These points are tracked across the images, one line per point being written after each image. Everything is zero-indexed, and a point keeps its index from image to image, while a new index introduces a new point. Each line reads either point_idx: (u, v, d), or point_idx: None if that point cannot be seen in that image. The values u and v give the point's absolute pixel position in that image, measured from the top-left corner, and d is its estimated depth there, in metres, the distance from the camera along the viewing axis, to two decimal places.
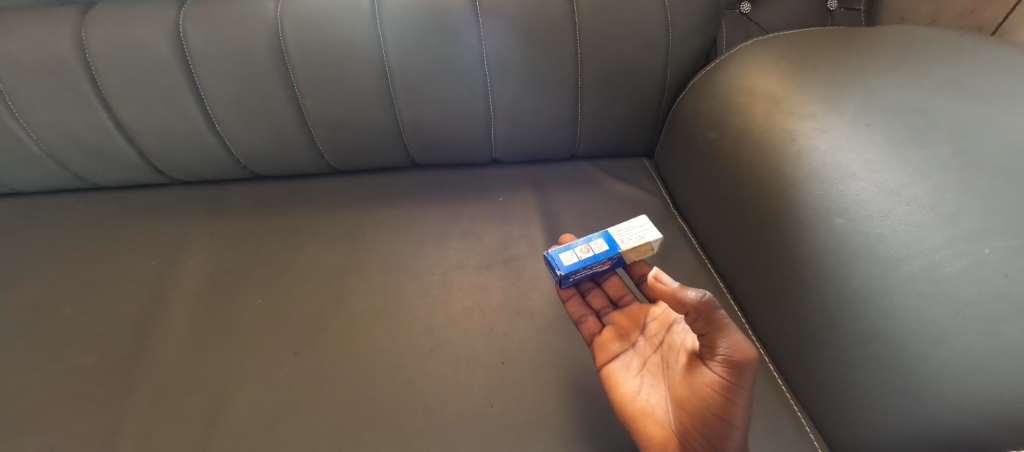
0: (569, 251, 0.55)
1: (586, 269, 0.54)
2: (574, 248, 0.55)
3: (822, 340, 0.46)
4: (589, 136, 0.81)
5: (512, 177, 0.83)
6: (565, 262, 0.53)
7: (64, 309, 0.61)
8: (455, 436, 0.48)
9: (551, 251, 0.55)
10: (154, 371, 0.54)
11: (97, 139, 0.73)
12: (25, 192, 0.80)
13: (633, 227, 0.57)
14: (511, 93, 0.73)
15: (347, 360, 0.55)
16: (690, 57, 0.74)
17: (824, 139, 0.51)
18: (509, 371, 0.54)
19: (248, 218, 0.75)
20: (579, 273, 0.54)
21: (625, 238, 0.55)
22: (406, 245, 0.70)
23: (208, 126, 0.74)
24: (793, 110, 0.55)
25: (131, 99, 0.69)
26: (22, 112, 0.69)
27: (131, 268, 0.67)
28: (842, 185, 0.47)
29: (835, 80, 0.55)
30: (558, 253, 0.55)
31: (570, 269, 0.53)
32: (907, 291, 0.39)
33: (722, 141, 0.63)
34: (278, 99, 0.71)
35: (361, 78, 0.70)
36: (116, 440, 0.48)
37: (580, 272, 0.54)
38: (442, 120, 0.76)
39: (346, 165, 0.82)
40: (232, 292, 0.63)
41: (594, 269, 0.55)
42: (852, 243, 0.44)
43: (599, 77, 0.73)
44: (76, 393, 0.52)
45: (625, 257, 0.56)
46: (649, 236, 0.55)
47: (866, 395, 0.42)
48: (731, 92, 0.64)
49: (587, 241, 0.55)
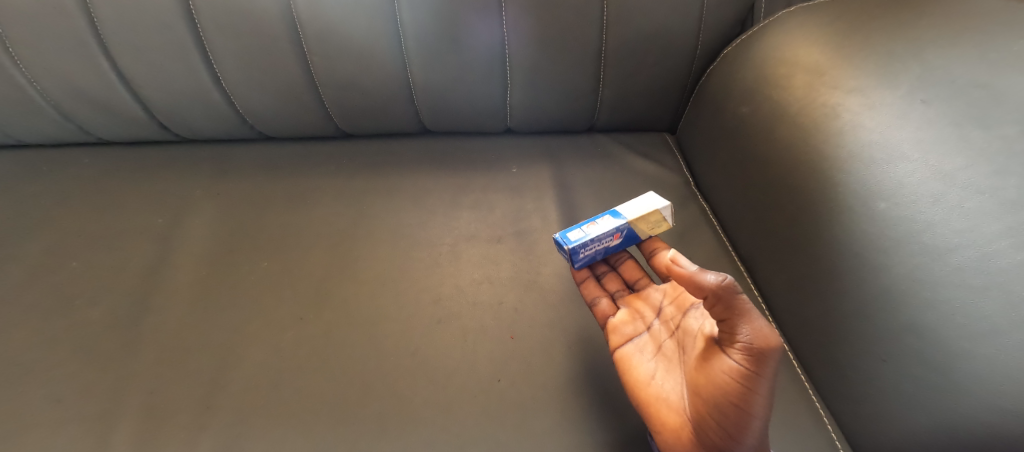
0: (576, 230, 0.52)
1: (596, 243, 0.51)
2: (582, 227, 0.53)
3: (851, 331, 0.43)
4: (610, 106, 0.77)
5: (527, 148, 0.80)
6: (573, 238, 0.51)
7: (70, 264, 0.60)
8: (460, 409, 0.47)
9: (558, 234, 0.53)
10: (160, 328, 0.54)
11: (102, 92, 0.71)
12: (31, 144, 0.79)
13: (638, 201, 0.55)
14: (529, 57, 0.69)
15: (353, 327, 0.54)
16: (724, 24, 0.68)
17: (872, 116, 0.46)
18: (517, 347, 0.52)
19: (254, 179, 0.73)
20: (590, 247, 0.52)
21: (632, 211, 0.53)
22: (414, 213, 0.68)
23: (213, 82, 0.71)
24: (837, 84, 0.51)
25: (136, 51, 0.67)
26: (23, 60, 0.67)
27: (138, 225, 0.66)
28: (888, 166, 0.43)
29: (889, 52, 0.50)
30: (565, 233, 0.52)
31: (578, 243, 0.50)
32: (956, 283, 0.36)
33: (755, 117, 0.59)
34: (285, 56, 0.68)
35: (372, 36, 0.66)
36: (122, 394, 0.48)
37: (590, 247, 0.51)
38: (455, 85, 0.72)
39: (355, 129, 0.79)
40: (238, 253, 0.62)
41: (604, 243, 0.52)
42: (895, 230, 0.41)
43: (625, 43, 0.68)
44: (84, 346, 0.52)
45: (636, 230, 0.53)
46: (657, 204, 0.53)
47: (896, 390, 0.39)
48: (769, 64, 0.60)
49: (594, 220, 0.53)
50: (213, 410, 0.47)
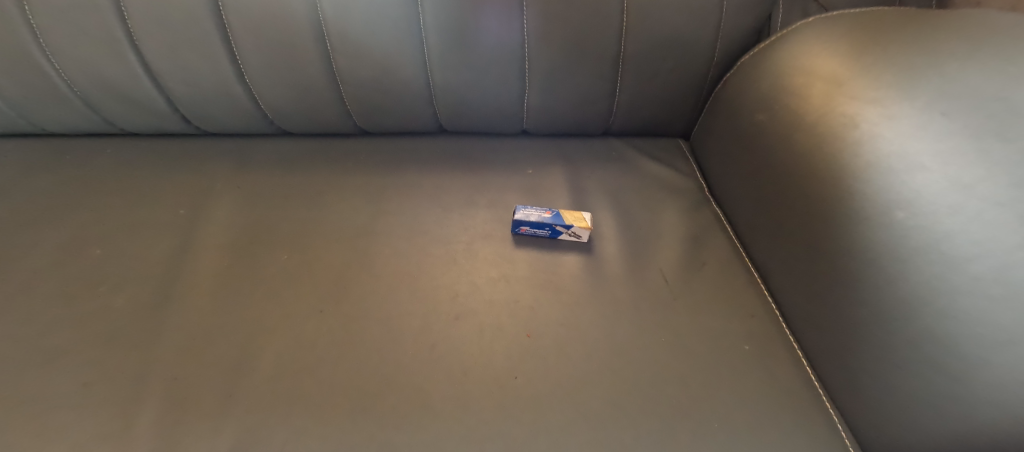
0: (529, 212, 0.65)
1: (532, 229, 0.65)
2: (535, 212, 0.65)
3: (868, 338, 0.44)
4: (626, 111, 0.78)
5: (542, 149, 0.81)
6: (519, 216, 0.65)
7: (94, 251, 0.61)
8: (477, 403, 0.48)
9: (517, 208, 0.66)
10: (182, 316, 0.55)
11: (127, 84, 0.73)
12: (54, 134, 0.80)
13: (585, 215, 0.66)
14: (548, 60, 0.70)
15: (372, 320, 0.55)
16: (741, 33, 0.70)
17: (891, 127, 0.47)
18: (534, 345, 0.53)
19: (273, 174, 0.75)
20: (528, 230, 0.65)
21: (575, 219, 0.64)
22: (431, 211, 0.69)
23: (236, 77, 0.72)
24: (856, 94, 0.51)
25: (162, 44, 0.68)
26: (53, 51, 0.68)
27: (160, 215, 0.67)
28: (907, 176, 0.43)
29: (908, 64, 0.50)
30: (520, 210, 0.66)
31: (517, 222, 0.64)
32: (975, 293, 0.36)
33: (772, 126, 0.60)
34: (309, 54, 0.69)
35: (394, 35, 0.67)
36: (144, 380, 0.49)
37: (528, 228, 0.65)
38: (473, 86, 0.73)
39: (373, 127, 0.80)
40: (258, 245, 0.63)
41: (540, 234, 0.65)
42: (913, 240, 0.41)
43: (643, 48, 0.69)
44: (108, 332, 0.53)
45: (573, 234, 0.64)
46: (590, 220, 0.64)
47: (914, 397, 0.39)
48: (786, 73, 0.61)
49: (546, 212, 0.65)
50: (235, 397, 0.48)
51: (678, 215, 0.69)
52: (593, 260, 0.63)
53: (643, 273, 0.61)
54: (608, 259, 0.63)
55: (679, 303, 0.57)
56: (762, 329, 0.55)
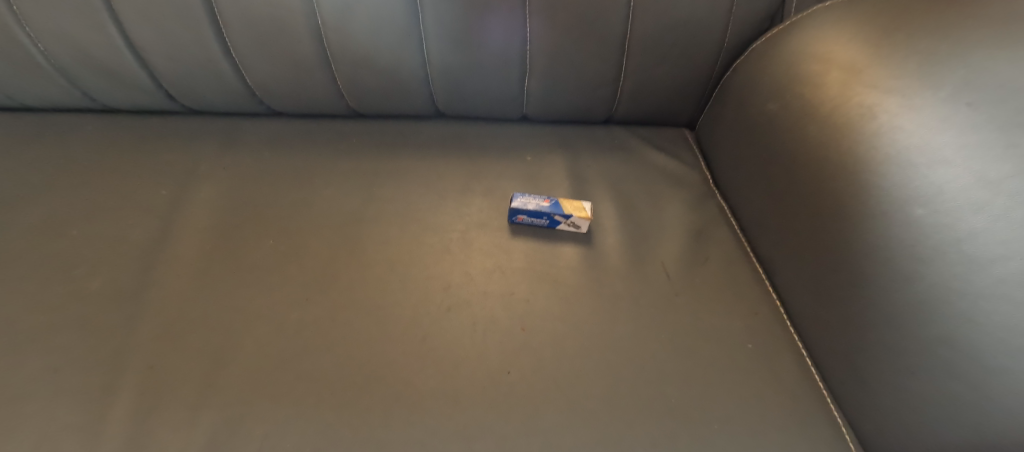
0: (527, 200, 0.63)
1: (530, 217, 0.62)
2: (533, 200, 0.63)
3: (879, 341, 0.42)
4: (630, 98, 0.75)
5: (542, 136, 0.78)
6: (517, 204, 0.62)
7: (70, 232, 0.59)
8: (468, 400, 0.45)
9: (515, 195, 0.64)
10: (161, 302, 0.52)
11: (108, 57, 0.69)
12: (34, 108, 0.77)
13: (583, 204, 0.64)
14: (550, 42, 0.67)
15: (361, 310, 0.53)
16: (754, 19, 0.67)
17: (912, 119, 0.44)
18: (528, 339, 0.51)
19: (261, 155, 0.72)
20: (525, 219, 0.63)
21: (573, 207, 0.62)
22: (425, 198, 0.66)
23: (223, 52, 0.68)
24: (876, 83, 0.49)
25: (144, 15, 0.64)
26: (28, 20, 0.64)
27: (142, 197, 0.64)
28: (928, 171, 0.41)
29: (933, 50, 0.47)
30: (518, 198, 0.63)
31: (514, 211, 0.62)
32: (997, 296, 0.33)
33: (784, 116, 0.57)
34: (299, 29, 0.65)
35: (389, 10, 0.63)
36: (118, 369, 0.46)
37: (525, 217, 0.62)
38: (472, 68, 0.70)
39: (367, 109, 0.77)
40: (244, 230, 0.61)
41: (537, 223, 0.63)
42: (932, 238, 0.39)
43: (651, 31, 0.66)
44: (82, 317, 0.50)
45: (570, 225, 0.62)
46: (588, 209, 0.62)
47: (927, 403, 0.37)
48: (802, 62, 0.58)
49: (544, 200, 0.63)
50: (215, 388, 0.45)
51: (682, 207, 0.67)
52: (592, 253, 0.60)
53: (645, 267, 0.59)
54: (608, 251, 0.61)
55: (681, 299, 0.55)
56: (767, 328, 0.53)
